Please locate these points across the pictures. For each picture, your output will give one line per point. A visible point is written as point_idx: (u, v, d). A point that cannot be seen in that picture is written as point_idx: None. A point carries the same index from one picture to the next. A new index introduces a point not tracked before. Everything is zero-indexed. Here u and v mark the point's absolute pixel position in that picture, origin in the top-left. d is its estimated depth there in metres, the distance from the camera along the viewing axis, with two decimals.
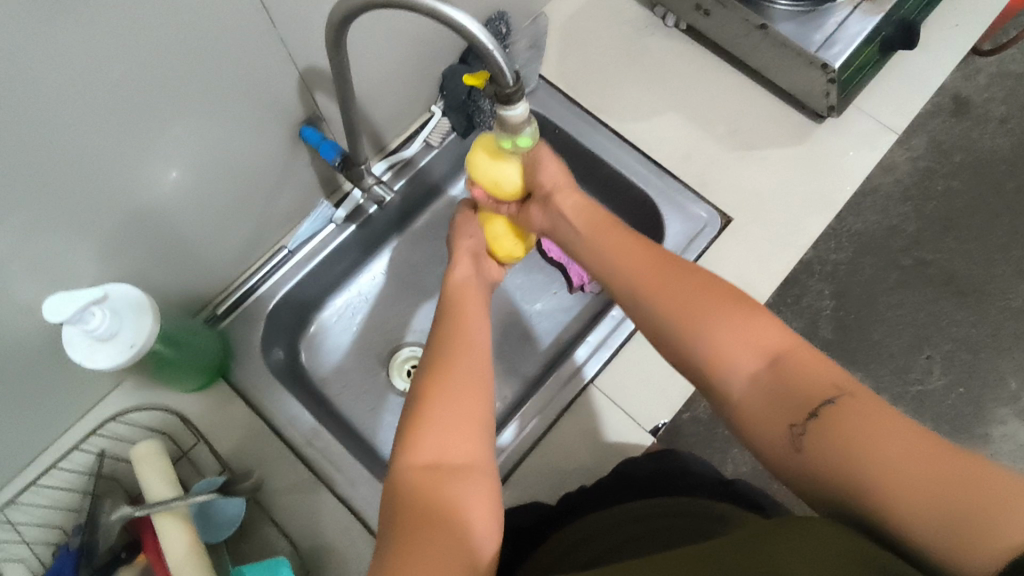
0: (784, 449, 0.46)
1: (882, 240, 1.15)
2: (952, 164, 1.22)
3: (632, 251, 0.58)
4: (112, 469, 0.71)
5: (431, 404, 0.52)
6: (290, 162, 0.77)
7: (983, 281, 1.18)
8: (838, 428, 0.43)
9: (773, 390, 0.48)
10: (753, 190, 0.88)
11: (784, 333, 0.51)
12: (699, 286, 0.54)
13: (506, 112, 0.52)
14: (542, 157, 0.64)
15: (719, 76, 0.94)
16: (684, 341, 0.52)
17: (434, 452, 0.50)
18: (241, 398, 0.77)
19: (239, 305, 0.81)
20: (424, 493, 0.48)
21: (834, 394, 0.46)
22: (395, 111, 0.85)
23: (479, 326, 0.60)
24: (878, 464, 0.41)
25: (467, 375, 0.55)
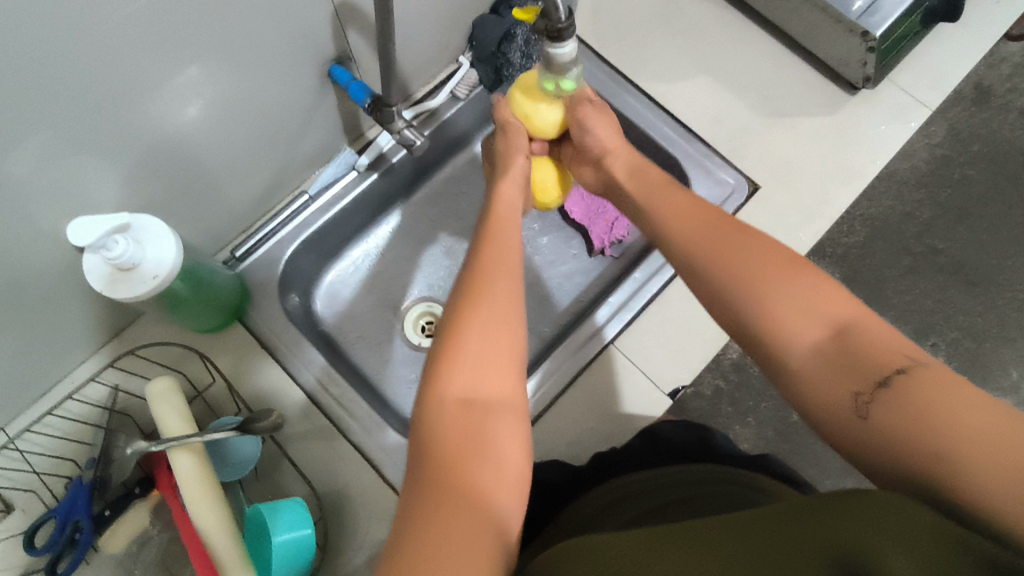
0: (846, 417, 0.45)
1: (895, 224, 0.88)
2: (977, 141, 0.92)
3: (696, 218, 0.58)
4: (126, 404, 0.70)
5: (466, 335, 0.52)
6: (318, 103, 0.75)
7: (996, 269, 0.89)
8: (911, 397, 0.42)
9: (838, 356, 0.46)
10: (781, 159, 0.87)
11: (850, 303, 0.49)
12: (764, 253, 0.53)
13: (555, 50, 0.50)
14: (592, 119, 0.70)
15: (753, 42, 0.92)
16: (745, 306, 0.51)
17: (462, 397, 0.49)
18: (259, 341, 0.76)
19: (258, 248, 0.80)
20: (461, 429, 0.48)
21: (905, 365, 0.44)
22: (425, 58, 0.83)
23: (514, 262, 0.59)
24: (954, 434, 0.39)
25: (500, 308, 0.54)
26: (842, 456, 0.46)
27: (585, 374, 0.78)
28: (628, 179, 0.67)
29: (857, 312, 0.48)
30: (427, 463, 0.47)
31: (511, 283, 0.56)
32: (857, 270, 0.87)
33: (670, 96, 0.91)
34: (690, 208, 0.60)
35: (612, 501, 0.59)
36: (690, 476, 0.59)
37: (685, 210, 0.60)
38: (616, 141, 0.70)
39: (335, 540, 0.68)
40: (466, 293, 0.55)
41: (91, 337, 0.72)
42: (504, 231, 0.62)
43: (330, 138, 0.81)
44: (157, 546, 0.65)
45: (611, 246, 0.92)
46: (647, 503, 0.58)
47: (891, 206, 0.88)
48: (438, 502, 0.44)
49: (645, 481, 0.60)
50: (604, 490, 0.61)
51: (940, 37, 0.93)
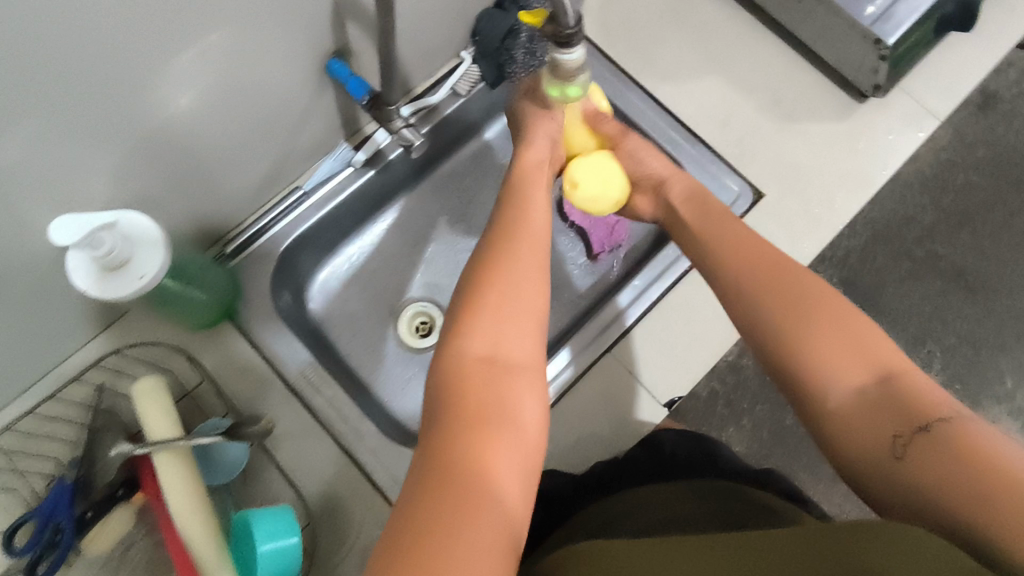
0: (883, 458, 0.46)
1: (897, 229, 0.88)
2: (982, 146, 0.91)
3: (748, 251, 0.60)
4: (111, 403, 0.68)
5: (490, 293, 0.54)
6: (316, 96, 0.73)
7: (996, 277, 0.88)
8: (950, 441, 0.43)
9: (879, 402, 0.48)
10: (788, 165, 0.85)
11: (895, 354, 0.51)
12: (813, 293, 0.55)
13: (563, 56, 0.48)
14: (644, 155, 0.73)
15: (763, 44, 0.90)
16: (789, 343, 0.53)
17: (489, 347, 0.51)
18: (249, 340, 0.74)
19: (250, 244, 0.78)
20: (480, 381, 0.49)
21: (946, 414, 0.45)
22: (427, 52, 0.81)
23: (540, 229, 0.60)
24: (987, 472, 0.40)
25: (525, 272, 0.56)
26: (872, 498, 0.47)
27: (582, 380, 0.77)
28: (683, 204, 0.68)
29: (902, 363, 0.50)
30: (443, 409, 0.48)
31: (535, 252, 0.58)
32: (857, 274, 0.86)
33: (677, 98, 0.89)
34: (749, 241, 0.61)
35: (612, 515, 0.58)
36: (692, 492, 0.59)
37: (745, 241, 0.61)
38: (670, 169, 0.71)
39: (325, 546, 0.67)
40: (491, 256, 0.57)
41: (77, 334, 0.70)
42: (533, 198, 0.63)
43: (327, 132, 0.79)
44: (143, 549, 0.65)
45: (609, 253, 0.91)
46: (649, 516, 0.57)
47: (892, 210, 0.88)
48: (451, 441, 0.45)
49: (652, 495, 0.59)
50: (608, 504, 0.60)
51: (953, 44, 0.91)
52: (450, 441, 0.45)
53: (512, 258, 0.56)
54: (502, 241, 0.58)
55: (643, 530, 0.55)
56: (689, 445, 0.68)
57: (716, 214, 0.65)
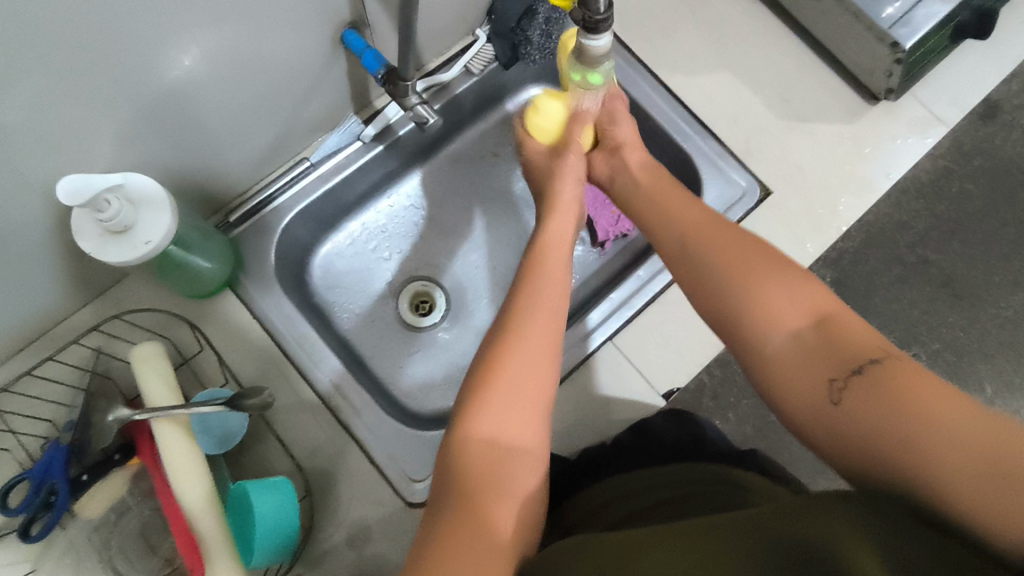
0: (819, 402, 0.47)
1: (890, 232, 0.88)
2: (981, 156, 0.91)
3: (696, 214, 0.60)
4: (107, 366, 0.68)
5: (497, 379, 0.52)
6: (328, 67, 0.72)
7: (983, 285, 0.89)
8: (880, 383, 0.45)
9: (815, 346, 0.49)
10: (794, 165, 0.86)
11: (829, 299, 0.52)
12: (751, 246, 0.56)
13: (590, 42, 0.48)
14: (618, 116, 0.71)
15: (779, 41, 0.90)
16: (730, 292, 0.54)
17: (496, 428, 0.51)
18: (250, 311, 0.74)
19: (254, 213, 0.77)
20: (489, 468, 0.49)
21: (878, 356, 0.47)
22: (442, 29, 0.80)
23: (555, 290, 0.59)
24: (917, 415, 0.43)
25: (539, 347, 0.55)
26: (809, 440, 0.49)
27: (582, 368, 0.77)
28: (639, 170, 0.68)
29: (834, 306, 0.52)
30: (452, 487, 0.48)
31: (551, 328, 0.57)
32: (847, 276, 0.86)
33: (690, 90, 0.89)
34: (683, 198, 0.63)
35: (604, 500, 0.58)
36: (680, 475, 0.58)
37: (683, 201, 0.62)
38: (633, 137, 0.70)
39: (318, 521, 0.67)
40: (503, 332, 0.55)
41: (77, 295, 0.69)
42: (545, 258, 0.62)
43: (336, 105, 0.78)
44: (137, 515, 0.63)
45: (614, 240, 0.91)
46: (641, 500, 0.57)
47: (887, 214, 0.87)
48: (454, 526, 0.46)
49: (640, 480, 0.59)
50: (598, 488, 0.60)
51: (966, 52, 0.91)
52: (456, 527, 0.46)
53: (527, 327, 0.55)
54: (519, 314, 0.57)
55: (618, 522, 0.55)
56: (678, 431, 0.69)
57: (650, 171, 0.67)
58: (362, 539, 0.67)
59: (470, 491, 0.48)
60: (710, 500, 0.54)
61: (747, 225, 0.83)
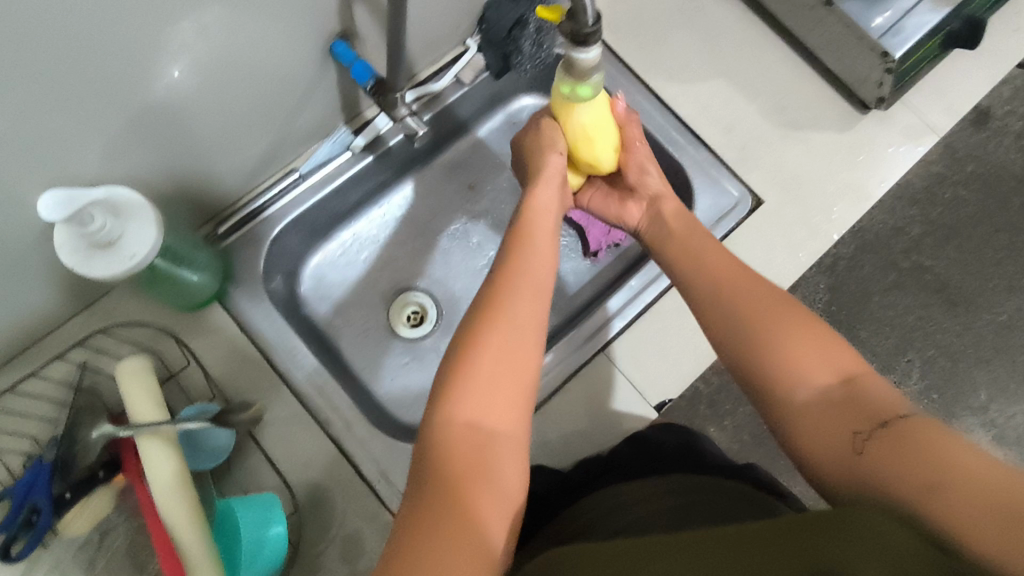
0: (843, 454, 0.46)
1: (884, 239, 0.87)
2: (972, 161, 0.90)
3: (726, 264, 0.59)
4: (93, 382, 0.66)
5: (481, 357, 0.50)
6: (318, 78, 0.71)
7: (978, 290, 0.89)
8: (907, 438, 0.43)
9: (841, 401, 0.48)
10: (790, 174, 0.85)
11: (857, 359, 0.51)
12: (790, 302, 0.54)
13: (579, 55, 0.47)
14: (649, 170, 0.69)
15: (773, 50, 0.90)
16: (755, 340, 0.53)
17: (477, 410, 0.49)
18: (240, 324, 0.73)
19: (246, 224, 0.76)
20: (469, 453, 0.47)
21: (905, 413, 0.46)
22: (434, 39, 0.79)
23: (543, 274, 0.58)
24: (942, 466, 0.41)
25: (524, 323, 0.53)
26: (830, 495, 0.46)
27: (574, 379, 0.76)
28: (673, 222, 0.65)
29: (861, 364, 0.50)
30: (432, 476, 0.46)
31: (536, 305, 0.55)
32: (844, 282, 0.85)
33: (683, 99, 0.88)
34: (702, 242, 0.62)
35: (602, 512, 0.57)
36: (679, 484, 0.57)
37: (705, 247, 0.61)
38: (668, 188, 0.68)
39: (309, 537, 0.66)
40: (484, 310, 0.53)
41: (62, 309, 0.68)
42: (535, 240, 0.60)
43: (327, 115, 0.77)
44: (121, 534, 0.63)
45: (607, 249, 0.91)
46: (640, 509, 0.55)
47: (883, 220, 0.86)
48: (432, 521, 0.43)
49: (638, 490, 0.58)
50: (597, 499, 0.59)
51: (958, 60, 0.91)
52: (434, 520, 0.43)
53: (510, 304, 0.54)
54: (502, 293, 0.55)
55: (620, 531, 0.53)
56: (672, 441, 0.68)
57: (670, 213, 0.66)
58: (354, 554, 0.66)
59: (446, 473, 0.46)
60: (713, 510, 0.53)
61: (740, 234, 0.83)
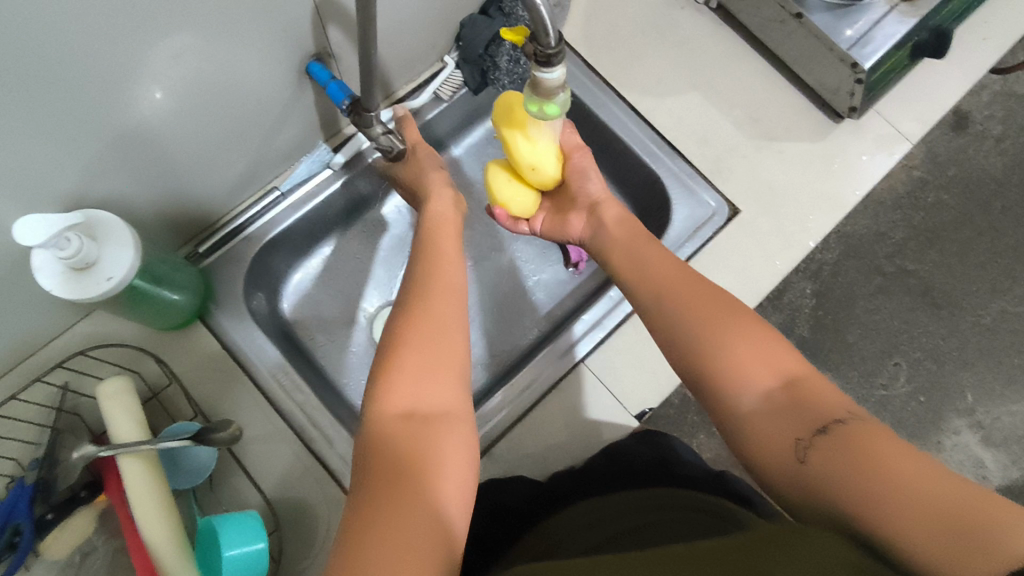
0: (788, 462, 0.47)
1: (868, 244, 0.88)
2: (954, 165, 0.92)
3: (667, 266, 0.60)
4: (74, 404, 0.67)
5: (408, 346, 0.51)
6: (295, 98, 0.72)
7: (962, 294, 0.89)
8: (844, 443, 0.45)
9: (784, 406, 0.49)
10: (764, 184, 0.87)
11: (799, 361, 0.52)
12: (726, 303, 0.56)
13: (543, 74, 0.48)
14: (589, 173, 0.72)
15: (746, 62, 0.91)
16: (703, 346, 0.53)
17: (412, 395, 0.49)
18: (221, 342, 0.74)
19: (226, 243, 0.77)
20: (406, 433, 0.47)
21: (843, 416, 0.47)
22: (411, 57, 0.81)
23: (456, 274, 0.60)
24: (877, 472, 0.42)
25: (446, 312, 0.55)
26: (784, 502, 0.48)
27: (555, 391, 0.77)
28: (617, 225, 0.68)
29: (802, 365, 0.51)
30: (373, 461, 0.46)
31: (452, 296, 0.57)
32: (830, 287, 0.86)
33: (658, 112, 0.90)
34: (649, 247, 0.63)
35: (575, 530, 0.58)
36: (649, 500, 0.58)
37: (652, 252, 0.62)
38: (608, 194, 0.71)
39: (291, 551, 0.67)
40: (409, 307, 0.55)
41: (42, 332, 0.68)
42: (445, 250, 0.63)
43: (306, 134, 0.78)
44: (103, 555, 0.63)
45: (587, 260, 0.91)
46: (611, 528, 0.56)
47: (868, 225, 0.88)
48: (375, 499, 0.43)
49: (612, 506, 0.59)
50: (573, 515, 0.60)
51: (928, 70, 0.92)
52: (375, 498, 0.43)
53: (428, 300, 0.55)
54: (420, 294, 0.56)
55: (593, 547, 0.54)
56: (647, 455, 0.69)
57: (621, 220, 0.68)
58: None
59: (385, 455, 0.46)
60: (686, 525, 0.54)
61: (716, 243, 0.84)
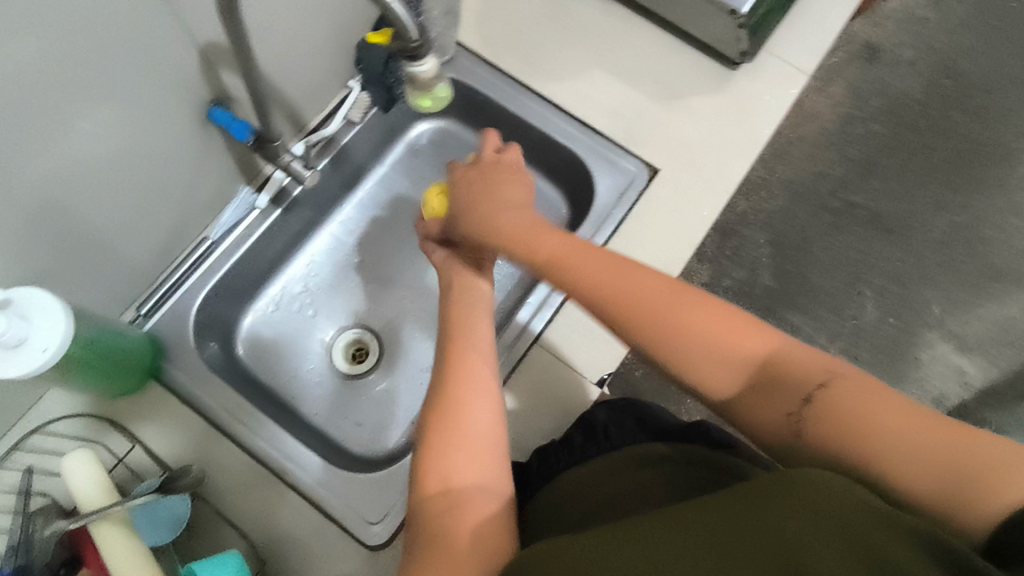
0: (785, 434, 0.51)
1: (812, 186, 1.24)
2: (875, 98, 1.31)
3: (601, 267, 0.56)
4: (43, 484, 0.67)
5: (451, 415, 0.56)
6: (204, 146, 0.73)
7: (910, 216, 1.26)
8: (834, 410, 0.48)
9: (766, 386, 0.52)
10: (679, 141, 0.89)
11: (762, 335, 0.53)
12: (678, 294, 0.54)
13: (416, 67, 0.52)
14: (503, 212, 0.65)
15: (637, 29, 0.94)
16: (665, 354, 0.53)
17: (451, 470, 0.53)
18: (178, 397, 0.74)
19: (166, 301, 0.78)
20: (450, 509, 0.52)
21: (825, 377, 0.50)
22: (313, 88, 0.83)
23: (479, 325, 0.65)
24: (868, 433, 0.46)
25: (477, 377, 0.59)
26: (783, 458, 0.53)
27: (515, 376, 0.79)
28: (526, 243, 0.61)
29: (767, 339, 0.53)
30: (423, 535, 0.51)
31: (480, 356, 0.61)
32: (782, 230, 1.20)
33: (565, 93, 0.92)
34: (573, 248, 0.58)
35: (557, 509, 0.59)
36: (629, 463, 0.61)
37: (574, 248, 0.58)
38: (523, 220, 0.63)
39: None
40: (446, 375, 0.60)
41: None
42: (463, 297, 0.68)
43: (225, 181, 0.79)
44: None
45: None
46: (593, 498, 0.58)
47: (808, 172, 1.24)
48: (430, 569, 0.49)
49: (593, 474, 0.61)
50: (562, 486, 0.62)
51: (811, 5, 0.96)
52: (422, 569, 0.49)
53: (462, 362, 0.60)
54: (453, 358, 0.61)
55: (583, 518, 0.56)
56: (619, 418, 0.70)
57: (531, 224, 0.62)
58: None
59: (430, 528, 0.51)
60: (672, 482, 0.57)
61: (644, 205, 0.86)
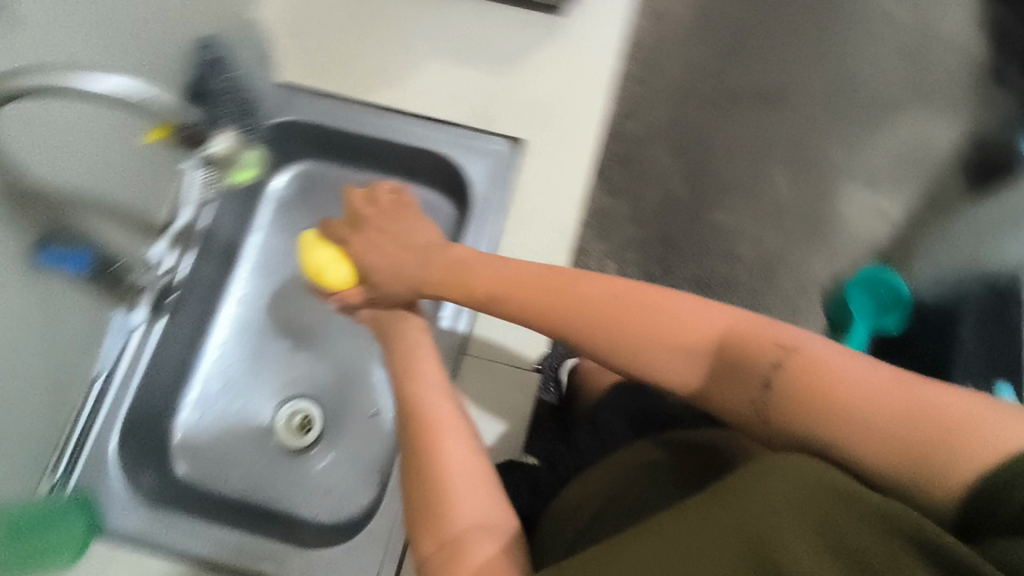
0: (750, 416, 0.48)
1: (690, 85, 1.28)
2: None
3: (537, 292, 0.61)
4: None
5: (423, 462, 0.56)
6: (48, 295, 0.67)
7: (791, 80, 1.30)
8: (794, 383, 0.45)
9: (725, 371, 0.50)
10: (530, 104, 0.88)
11: (715, 322, 0.52)
12: (618, 296, 0.57)
13: (209, 150, 0.57)
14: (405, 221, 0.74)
15: (453, 8, 0.92)
16: (616, 352, 0.55)
17: (438, 514, 0.52)
18: (129, 543, 0.71)
19: (80, 455, 0.74)
20: (449, 554, 0.50)
21: (782, 355, 0.47)
22: (142, 187, 0.78)
23: (433, 366, 0.65)
24: (829, 408, 0.43)
25: (439, 418, 0.59)
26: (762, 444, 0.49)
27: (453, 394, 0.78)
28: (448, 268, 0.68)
29: (717, 324, 0.52)
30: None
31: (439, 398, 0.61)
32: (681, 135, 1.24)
33: (405, 97, 0.88)
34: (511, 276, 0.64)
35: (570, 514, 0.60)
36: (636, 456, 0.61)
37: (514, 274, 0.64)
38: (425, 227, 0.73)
39: None
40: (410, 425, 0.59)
41: None
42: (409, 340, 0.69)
43: (89, 316, 0.74)
44: None
45: None
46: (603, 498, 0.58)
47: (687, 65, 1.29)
48: None
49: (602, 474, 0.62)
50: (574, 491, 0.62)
51: None
52: None
53: (423, 409, 0.60)
54: (409, 407, 0.61)
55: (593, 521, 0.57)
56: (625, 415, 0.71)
57: (469, 261, 0.68)
58: None
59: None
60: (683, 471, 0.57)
61: (521, 180, 0.85)
